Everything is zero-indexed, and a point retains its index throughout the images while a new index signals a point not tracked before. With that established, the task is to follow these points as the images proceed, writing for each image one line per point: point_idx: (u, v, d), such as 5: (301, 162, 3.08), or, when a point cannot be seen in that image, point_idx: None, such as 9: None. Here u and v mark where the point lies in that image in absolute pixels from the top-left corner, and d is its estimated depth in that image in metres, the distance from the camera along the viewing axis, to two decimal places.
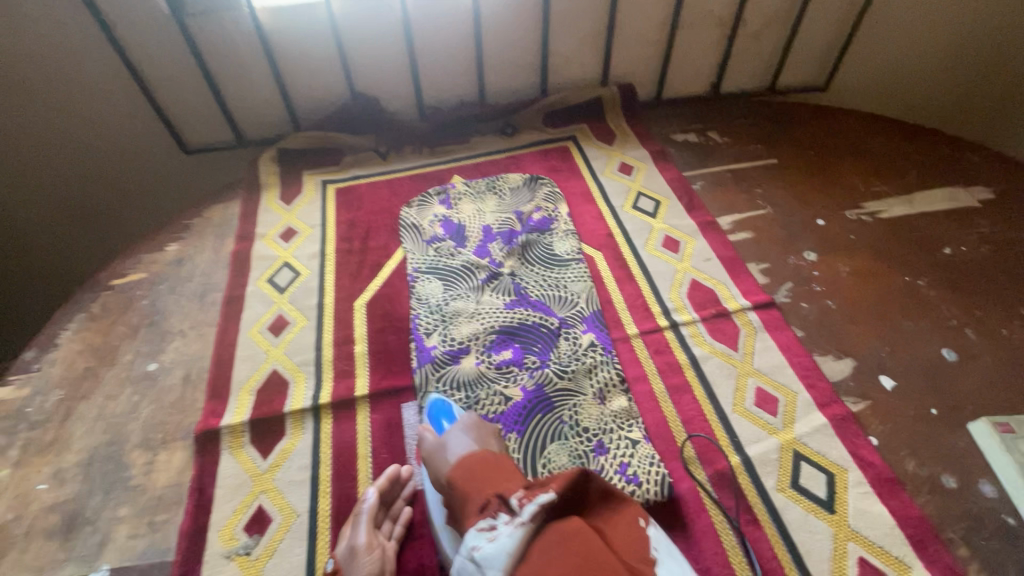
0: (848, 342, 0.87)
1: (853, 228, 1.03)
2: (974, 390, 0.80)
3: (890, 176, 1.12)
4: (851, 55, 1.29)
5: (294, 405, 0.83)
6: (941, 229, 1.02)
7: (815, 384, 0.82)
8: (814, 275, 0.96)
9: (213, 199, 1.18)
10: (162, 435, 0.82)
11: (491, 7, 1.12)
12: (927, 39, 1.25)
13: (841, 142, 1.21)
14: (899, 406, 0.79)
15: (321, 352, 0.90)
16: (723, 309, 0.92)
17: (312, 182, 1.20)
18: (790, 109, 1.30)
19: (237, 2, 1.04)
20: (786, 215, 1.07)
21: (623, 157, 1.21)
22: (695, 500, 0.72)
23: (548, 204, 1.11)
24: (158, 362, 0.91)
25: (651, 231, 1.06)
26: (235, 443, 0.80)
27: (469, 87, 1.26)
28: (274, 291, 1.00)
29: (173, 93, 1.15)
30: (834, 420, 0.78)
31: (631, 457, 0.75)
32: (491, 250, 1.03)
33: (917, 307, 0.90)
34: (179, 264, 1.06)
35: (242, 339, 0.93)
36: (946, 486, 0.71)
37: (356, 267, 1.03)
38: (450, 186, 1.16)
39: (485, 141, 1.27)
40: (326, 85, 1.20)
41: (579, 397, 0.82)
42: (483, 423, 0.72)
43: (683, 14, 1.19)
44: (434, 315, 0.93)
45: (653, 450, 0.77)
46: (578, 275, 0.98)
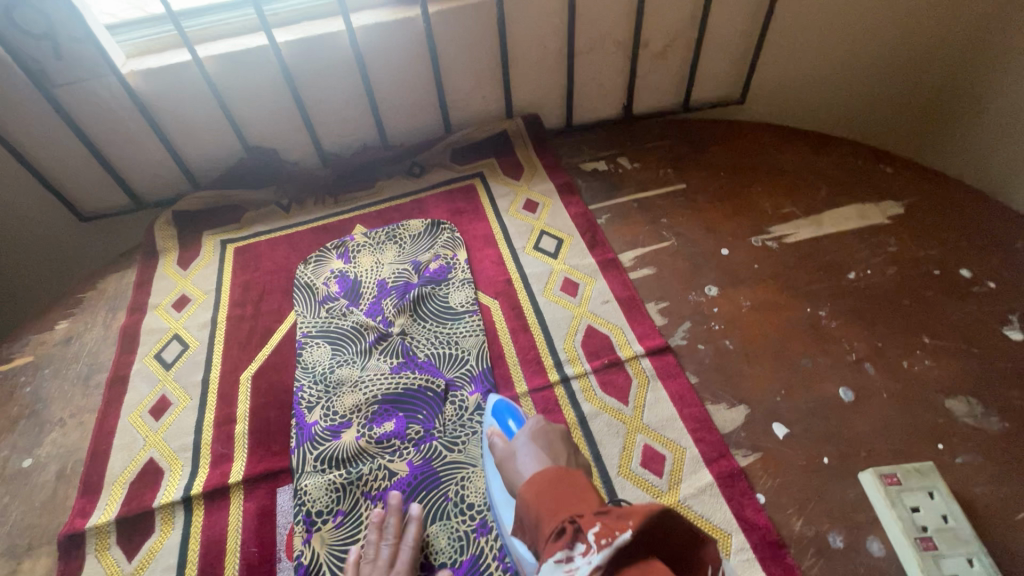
0: (743, 387, 0.82)
1: (758, 256, 0.99)
2: (869, 434, 0.76)
3: (799, 195, 1.08)
4: (761, 68, 1.25)
5: (165, 497, 0.80)
6: (848, 252, 0.98)
7: (705, 438, 0.78)
8: (713, 312, 0.92)
9: (109, 270, 1.14)
10: (28, 540, 0.78)
11: (373, 52, 1.09)
12: (840, 47, 1.20)
13: (753, 160, 1.17)
14: (790, 456, 0.75)
15: (200, 434, 0.87)
16: (616, 358, 0.88)
17: (210, 243, 1.16)
18: (703, 128, 1.26)
19: (104, 70, 1.01)
20: (690, 246, 1.03)
21: (528, 193, 1.17)
22: None
23: (447, 251, 1.07)
24: (34, 458, 0.87)
25: (551, 273, 1.02)
26: (100, 546, 0.76)
27: (369, 131, 1.23)
28: (161, 368, 0.96)
29: (59, 163, 1.12)
30: (721, 478, 0.74)
31: None
32: (383, 307, 0.99)
33: (818, 342, 0.86)
34: (66, 344, 1.02)
35: (121, 425, 0.89)
36: (833, 546, 0.67)
37: (246, 336, 0.99)
38: (350, 238, 1.12)
39: (390, 185, 1.23)
40: (216, 141, 1.16)
41: (467, 470, 0.77)
42: (552, 427, 0.67)
43: (578, 41, 1.15)
44: (318, 386, 0.89)
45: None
46: (470, 330, 0.94)
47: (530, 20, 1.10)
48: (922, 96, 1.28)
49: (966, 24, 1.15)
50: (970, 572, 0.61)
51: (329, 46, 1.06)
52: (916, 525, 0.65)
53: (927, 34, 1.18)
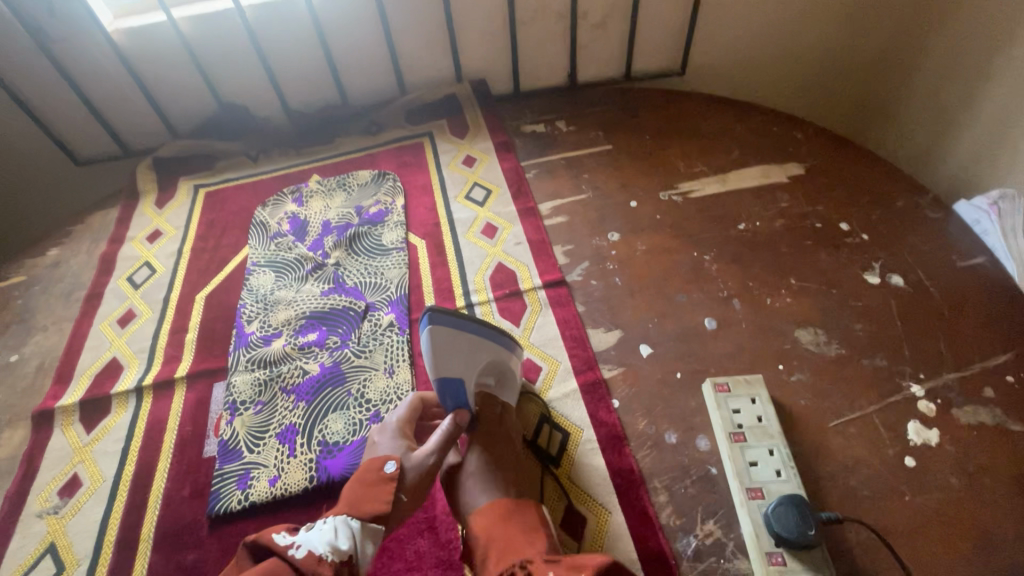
0: (622, 316, 0.93)
1: (662, 208, 1.09)
2: (721, 355, 0.86)
3: (712, 157, 1.17)
4: (696, 40, 1.33)
5: (122, 386, 0.94)
6: (743, 206, 1.06)
7: (578, 353, 0.89)
8: (611, 254, 1.03)
9: (97, 207, 1.30)
10: (9, 415, 0.94)
11: (329, 16, 1.21)
12: (771, 21, 1.27)
13: (677, 126, 1.26)
14: (648, 371, 0.86)
15: (156, 340, 1.01)
16: (517, 289, 0.99)
17: (185, 187, 1.30)
18: (639, 96, 1.35)
19: (91, 28, 1.15)
20: (604, 198, 1.13)
21: (469, 150, 1.28)
22: None
23: (388, 197, 1.19)
24: (19, 354, 1.03)
25: (475, 219, 1.13)
26: (66, 421, 0.91)
27: (330, 90, 1.35)
28: (130, 287, 1.11)
29: (55, 111, 1.27)
30: (584, 386, 0.85)
31: None
32: (324, 242, 1.11)
33: (697, 280, 0.96)
34: (55, 267, 1.18)
35: (93, 331, 1.04)
36: (667, 442, 0.78)
37: (205, 263, 1.13)
38: (305, 185, 1.25)
39: (348, 141, 1.35)
40: (192, 95, 1.30)
41: (370, 372, 0.90)
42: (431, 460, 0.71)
43: (519, 11, 1.25)
44: (258, 304, 1.02)
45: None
46: (396, 263, 1.06)
47: None
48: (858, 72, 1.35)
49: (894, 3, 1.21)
50: (770, 460, 0.71)
51: (289, 10, 1.18)
52: (733, 423, 0.75)
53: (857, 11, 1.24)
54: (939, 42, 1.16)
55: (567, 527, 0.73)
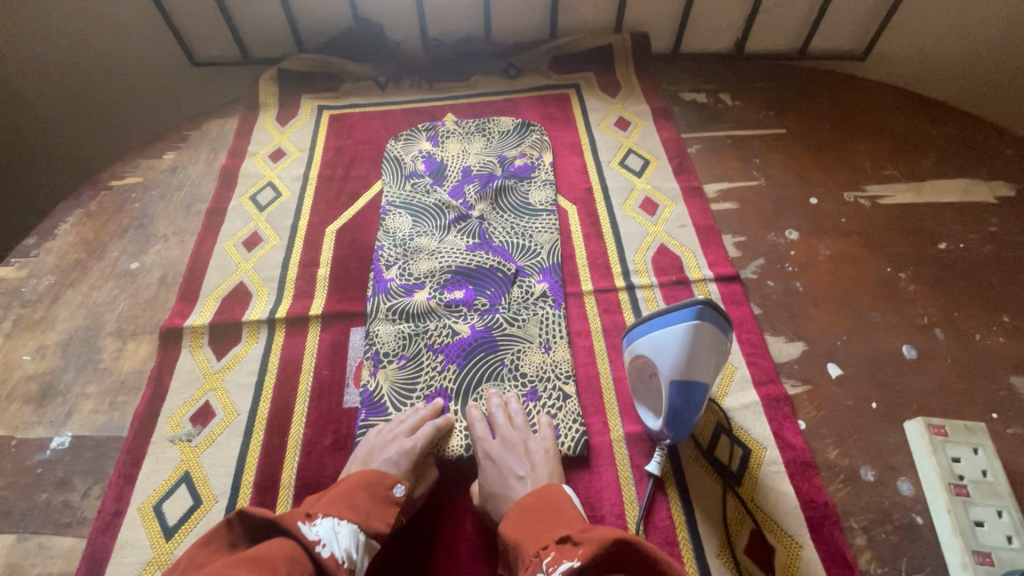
0: (805, 327, 0.84)
1: (846, 211, 0.97)
2: (923, 390, 0.77)
3: (903, 161, 1.04)
4: (895, 22, 1.17)
5: (252, 315, 0.88)
6: (943, 224, 0.94)
7: (758, 362, 0.80)
8: (790, 254, 0.92)
9: (214, 114, 1.21)
10: (132, 327, 0.89)
11: None
12: (996, 8, 1.11)
13: (861, 119, 1.12)
14: (839, 395, 0.77)
15: (286, 270, 0.94)
16: (684, 278, 0.90)
17: (309, 106, 1.20)
18: (815, 77, 1.20)
19: None
20: (778, 189, 1.01)
21: (622, 111, 1.16)
22: (606, 453, 0.74)
23: (533, 151, 1.09)
24: (140, 262, 0.97)
25: (632, 190, 1.02)
26: (194, 343, 0.86)
27: (475, 22, 1.22)
28: (255, 209, 1.04)
29: (183, 3, 1.17)
30: (766, 400, 0.76)
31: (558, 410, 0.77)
32: (466, 192, 1.02)
33: (891, 300, 0.86)
34: (172, 173, 1.10)
35: (217, 250, 0.98)
36: (863, 478, 0.70)
37: (335, 194, 1.05)
38: (441, 123, 1.15)
39: (486, 81, 1.23)
40: (330, 6, 1.18)
41: (524, 344, 0.83)
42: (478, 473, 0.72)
43: None
44: (397, 249, 0.95)
45: (580, 402, 0.78)
46: (546, 227, 0.97)
47: None
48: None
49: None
50: (997, 522, 0.65)
51: None
52: (952, 472, 0.68)
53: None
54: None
55: (754, 554, 0.66)
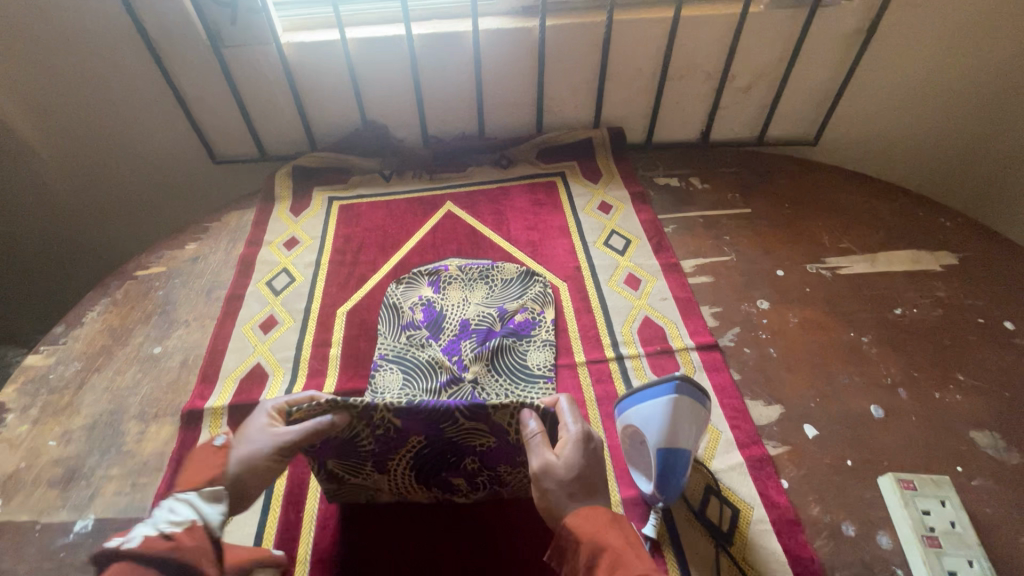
0: (781, 390, 0.91)
1: (810, 281, 1.08)
2: (892, 447, 0.84)
3: (857, 234, 1.16)
4: (838, 113, 1.34)
5: (269, 395, 0.95)
6: (897, 290, 1.05)
7: (740, 425, 0.87)
8: (762, 322, 1.01)
9: (233, 206, 1.32)
10: (155, 409, 0.94)
11: (490, 52, 1.24)
12: (922, 100, 1.28)
13: (815, 196, 1.25)
14: (816, 454, 0.83)
15: (300, 351, 1.02)
16: (668, 348, 0.98)
17: (320, 198, 1.32)
18: (772, 161, 1.35)
19: (267, 38, 1.19)
20: (748, 263, 1.12)
21: (604, 196, 1.29)
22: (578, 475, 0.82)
23: (536, 305, 1.05)
24: (163, 347, 1.04)
25: (617, 267, 1.13)
26: (214, 424, 0.92)
27: (470, 121, 1.37)
28: (271, 293, 1.12)
29: (209, 112, 1.31)
30: (751, 461, 0.83)
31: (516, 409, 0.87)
32: (462, 348, 0.99)
33: (857, 363, 0.94)
34: (194, 262, 1.20)
35: (236, 333, 1.05)
36: (845, 534, 0.75)
37: (345, 278, 1.14)
38: (444, 267, 1.13)
39: (480, 172, 1.37)
40: (341, 111, 1.33)
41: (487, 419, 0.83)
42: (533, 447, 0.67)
43: (671, 67, 1.27)
44: (398, 345, 1.01)
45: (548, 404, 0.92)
46: (538, 347, 0.99)
47: (632, 43, 1.23)
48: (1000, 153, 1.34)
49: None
50: (969, 571, 0.70)
51: (455, 42, 1.22)
52: (924, 525, 0.74)
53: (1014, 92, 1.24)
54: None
55: None
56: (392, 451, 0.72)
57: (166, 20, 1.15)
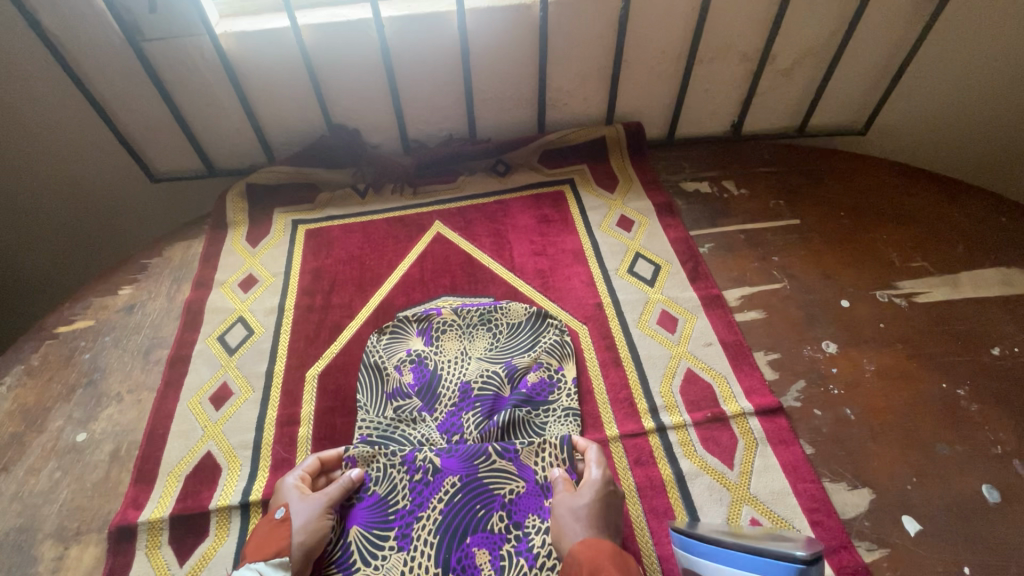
0: (867, 467, 0.73)
1: (883, 314, 0.88)
2: (1019, 546, 0.66)
3: (932, 249, 0.96)
4: (895, 97, 1.13)
5: (222, 499, 0.75)
6: (992, 323, 0.86)
7: (822, 521, 0.68)
8: (832, 372, 0.82)
9: (176, 237, 1.09)
10: (77, 524, 0.74)
11: (479, 37, 1.00)
12: (998, 80, 1.07)
13: (874, 202, 1.05)
14: (924, 559, 0.65)
15: (261, 433, 0.81)
16: (720, 412, 0.79)
17: (282, 222, 1.10)
18: (818, 157, 1.14)
19: (197, 29, 0.95)
20: (804, 292, 0.92)
21: (624, 208, 1.08)
22: None
23: (552, 359, 0.85)
24: (88, 433, 0.83)
25: (647, 303, 0.93)
26: (152, 543, 0.72)
27: (458, 121, 1.14)
28: (224, 352, 0.91)
29: (138, 122, 1.07)
30: (842, 574, 0.65)
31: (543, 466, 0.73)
32: (463, 423, 0.79)
33: (956, 426, 0.76)
34: (129, 312, 0.98)
35: (180, 410, 0.84)
36: None
37: (315, 329, 0.93)
38: (435, 311, 0.92)
39: (472, 182, 1.15)
40: (300, 115, 1.10)
41: (514, 484, 0.72)
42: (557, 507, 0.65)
43: (700, 49, 1.04)
44: (383, 421, 0.80)
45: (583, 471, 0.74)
46: (559, 418, 0.79)
47: (654, 21, 1.00)
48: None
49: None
50: None
51: (435, 27, 0.98)
52: None
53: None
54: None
55: None
56: (423, 504, 0.71)
57: (65, 10, 0.90)
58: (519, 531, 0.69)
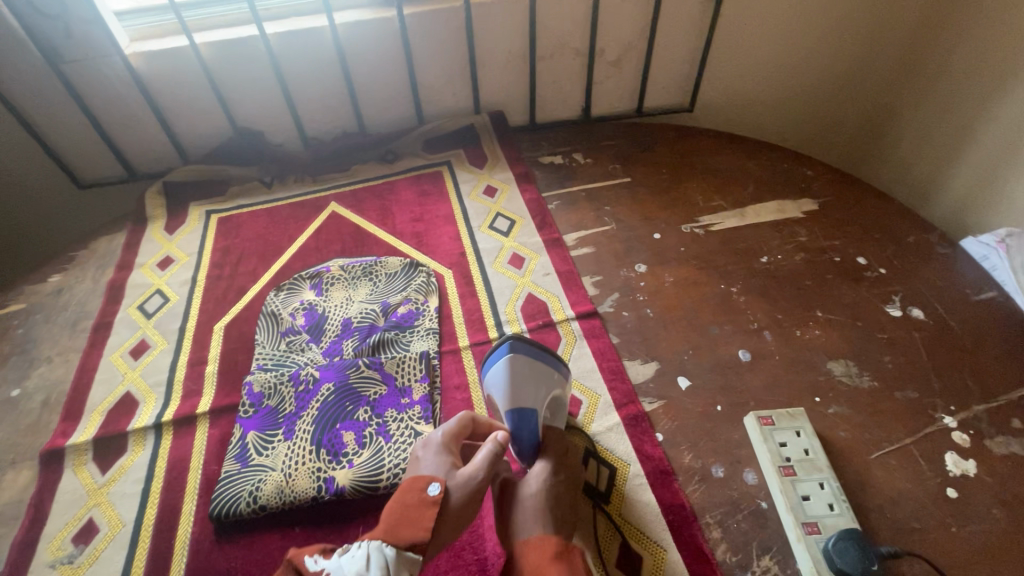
0: (657, 348, 0.94)
1: (685, 240, 1.11)
2: (758, 387, 0.88)
3: (728, 192, 1.21)
4: (706, 79, 1.39)
5: (138, 423, 0.90)
6: (763, 240, 1.10)
7: (618, 387, 0.89)
8: (640, 285, 1.04)
9: (101, 232, 1.24)
10: (12, 456, 0.88)
11: (354, 46, 1.21)
12: (780, 60, 1.35)
13: (689, 161, 1.29)
14: (688, 404, 0.86)
15: (174, 373, 0.97)
16: (550, 321, 0.99)
17: (197, 212, 1.26)
18: (650, 130, 1.38)
19: (108, 50, 1.12)
20: (627, 231, 1.15)
21: (489, 181, 1.29)
22: None
23: (419, 295, 1.04)
24: (22, 388, 0.97)
25: (501, 249, 1.13)
26: (78, 462, 0.86)
27: (347, 117, 1.34)
28: (142, 317, 1.07)
29: (61, 134, 1.23)
30: (627, 419, 0.85)
31: (401, 369, 0.92)
32: (343, 347, 0.96)
33: (726, 313, 0.98)
34: (57, 294, 1.12)
35: (103, 363, 0.99)
36: (714, 475, 0.79)
37: (223, 292, 1.10)
38: (325, 269, 1.10)
39: (365, 168, 1.34)
40: (206, 120, 1.27)
41: (378, 387, 0.89)
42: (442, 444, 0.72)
43: (539, 47, 1.28)
44: (277, 352, 0.97)
45: (440, 371, 0.93)
46: (421, 336, 0.98)
47: (496, 26, 1.23)
48: (864, 99, 1.43)
49: (899, 32, 1.29)
50: (821, 494, 0.74)
51: (314, 40, 1.18)
52: (781, 456, 0.78)
53: (863, 40, 1.32)
54: (942, 67, 1.24)
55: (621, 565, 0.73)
56: (305, 406, 0.87)
57: None
58: (380, 418, 0.86)
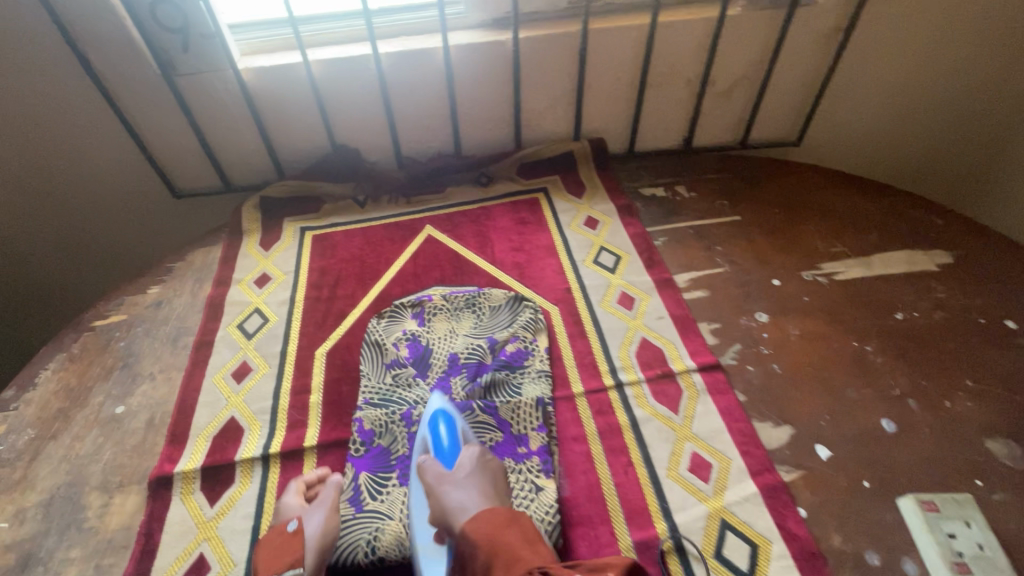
0: (789, 409, 0.87)
1: (808, 289, 1.04)
2: (908, 463, 0.80)
3: (850, 237, 1.13)
4: (820, 113, 1.31)
5: (245, 453, 0.87)
6: (896, 295, 1.02)
7: (751, 452, 0.82)
8: (763, 337, 0.97)
9: (198, 243, 1.24)
10: (119, 478, 0.86)
11: (463, 67, 1.18)
12: (907, 97, 1.27)
13: (803, 200, 1.22)
14: (832, 477, 0.79)
15: (277, 400, 0.94)
16: (669, 370, 0.93)
17: (292, 229, 1.25)
18: (757, 164, 1.32)
19: (222, 64, 1.11)
20: (742, 274, 1.08)
21: (590, 211, 1.24)
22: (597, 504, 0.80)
23: (527, 333, 1.00)
24: (126, 405, 0.96)
25: (609, 287, 1.08)
26: (186, 490, 0.84)
27: (445, 138, 1.31)
28: (243, 337, 1.05)
29: (165, 144, 1.23)
30: (765, 490, 0.79)
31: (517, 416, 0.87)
32: (452, 386, 0.93)
33: (863, 374, 0.91)
34: (157, 307, 1.11)
35: (206, 385, 0.97)
36: (869, 563, 0.72)
37: (322, 316, 1.07)
38: (427, 297, 1.06)
39: (459, 191, 1.31)
40: (307, 135, 1.26)
41: (493, 433, 0.86)
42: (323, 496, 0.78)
43: (650, 74, 1.23)
44: (383, 386, 0.94)
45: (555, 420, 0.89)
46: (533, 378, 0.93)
47: (609, 51, 1.18)
48: (992, 135, 1.34)
49: None
50: None
51: (425, 60, 1.16)
52: (952, 550, 0.71)
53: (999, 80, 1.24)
54: None
55: None
56: None
57: (110, 50, 1.07)
58: None
